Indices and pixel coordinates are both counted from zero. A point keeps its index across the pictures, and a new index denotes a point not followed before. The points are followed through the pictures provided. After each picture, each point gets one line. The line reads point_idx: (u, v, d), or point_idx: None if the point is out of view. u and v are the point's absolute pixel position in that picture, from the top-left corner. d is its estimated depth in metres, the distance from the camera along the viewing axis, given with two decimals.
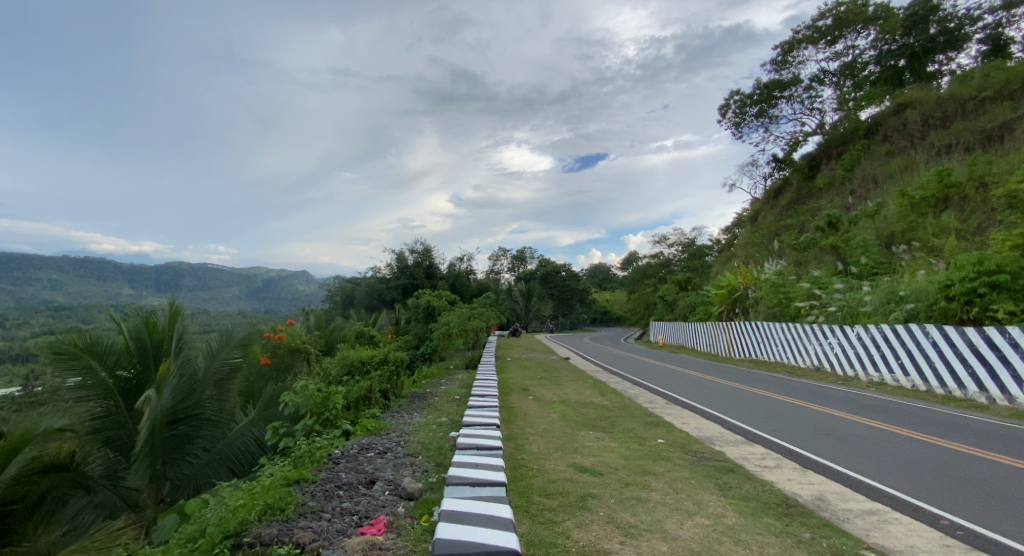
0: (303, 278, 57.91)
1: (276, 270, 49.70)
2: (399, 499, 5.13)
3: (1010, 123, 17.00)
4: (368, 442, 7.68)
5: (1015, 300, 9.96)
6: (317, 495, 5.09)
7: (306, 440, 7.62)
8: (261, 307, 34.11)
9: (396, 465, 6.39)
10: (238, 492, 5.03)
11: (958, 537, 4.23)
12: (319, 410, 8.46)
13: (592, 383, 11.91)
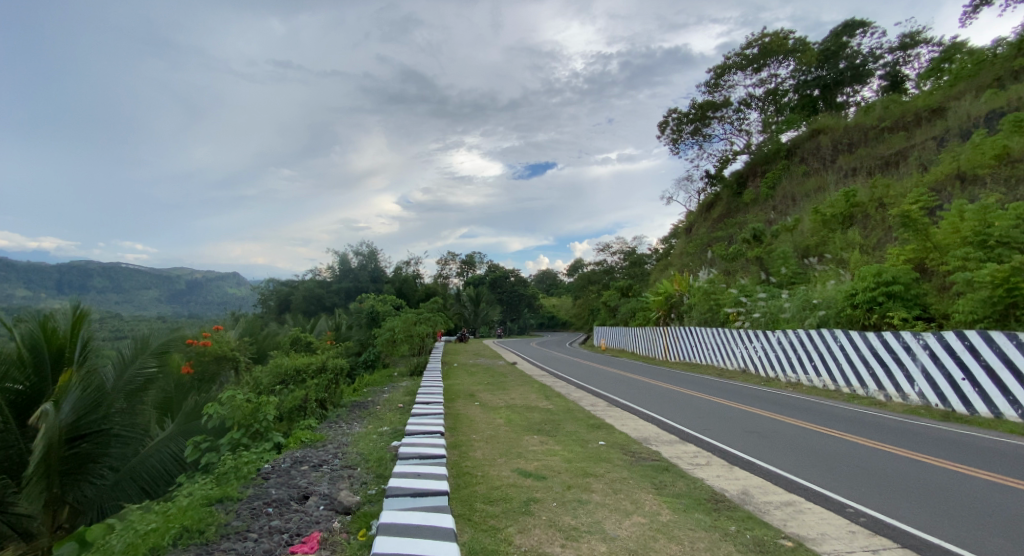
0: (234, 281, 54.26)
1: (203, 271, 46.20)
2: (335, 514, 4.92)
3: (903, 151, 19.23)
4: (302, 454, 7.31)
5: (907, 307, 11.25)
6: (243, 514, 4.78)
7: (232, 455, 7.11)
8: (186, 310, 31.62)
9: (332, 478, 6.14)
10: (151, 515, 4.60)
11: (862, 524, 4.72)
12: (247, 422, 7.91)
13: (537, 388, 12.06)
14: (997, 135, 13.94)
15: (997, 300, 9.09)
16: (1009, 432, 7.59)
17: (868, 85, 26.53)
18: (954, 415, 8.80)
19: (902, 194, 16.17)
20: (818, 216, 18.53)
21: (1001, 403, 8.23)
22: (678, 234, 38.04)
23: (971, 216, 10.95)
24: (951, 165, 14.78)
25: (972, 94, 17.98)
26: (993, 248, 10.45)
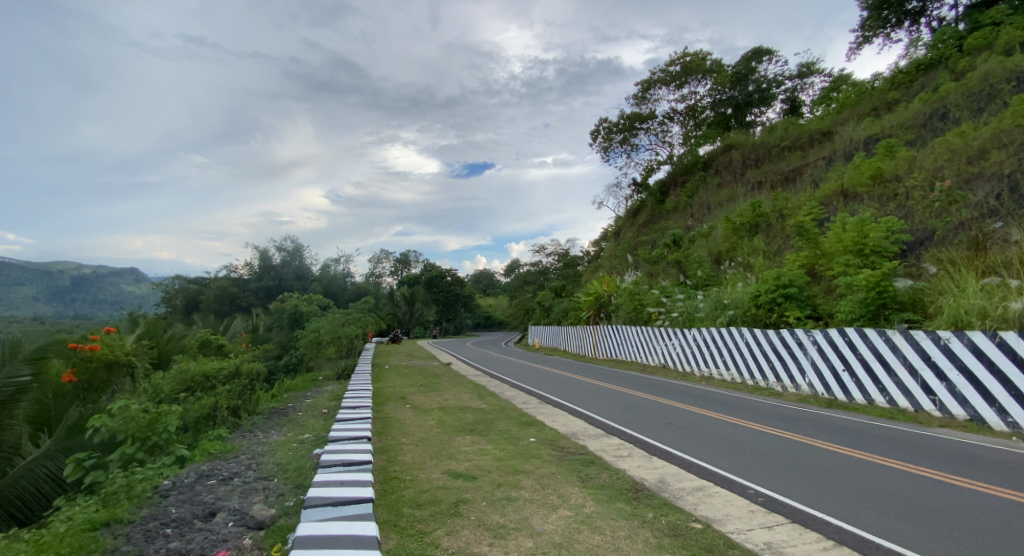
0: (133, 277, 48.85)
1: (94, 268, 41.06)
2: (246, 530, 4.57)
3: (799, 168, 21.54)
4: (209, 468, 6.69)
5: (800, 307, 12.48)
6: (135, 538, 4.29)
7: (123, 472, 6.33)
8: (75, 309, 27.90)
9: (244, 492, 5.69)
10: (16, 545, 3.99)
11: (760, 503, 5.23)
12: (143, 435, 7.07)
13: (470, 387, 12.04)
14: (874, 158, 16.11)
15: (870, 301, 10.44)
16: (878, 417, 8.79)
17: (772, 107, 29.42)
18: (836, 402, 10.05)
19: (799, 206, 18.13)
20: (730, 224, 20.27)
21: (873, 390, 9.52)
22: (607, 237, 39.79)
23: (853, 227, 12.48)
24: (837, 183, 16.87)
25: (854, 121, 20.60)
26: (869, 256, 11.98)
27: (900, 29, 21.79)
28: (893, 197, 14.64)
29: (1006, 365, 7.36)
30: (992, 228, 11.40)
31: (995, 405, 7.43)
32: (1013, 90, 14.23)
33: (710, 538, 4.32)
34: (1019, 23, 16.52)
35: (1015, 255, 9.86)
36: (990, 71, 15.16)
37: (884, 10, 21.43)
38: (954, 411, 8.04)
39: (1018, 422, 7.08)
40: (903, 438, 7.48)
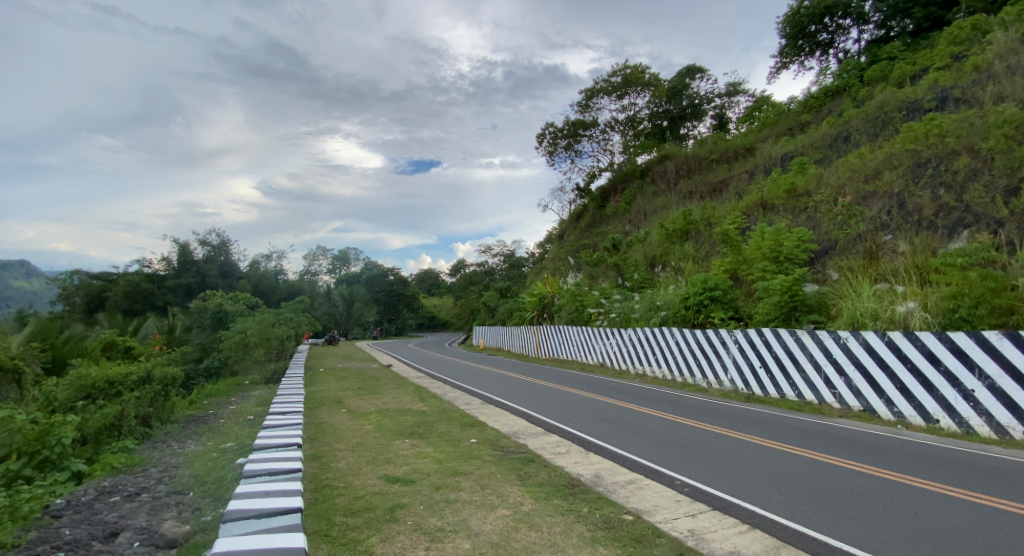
0: (24, 272, 43.47)
1: None
2: (155, 550, 4.11)
3: (726, 180, 22.91)
4: (113, 483, 5.98)
5: (724, 308, 13.18)
6: None
7: (5, 492, 5.51)
8: None
9: (154, 509, 5.13)
10: None
11: (686, 493, 5.40)
12: (31, 449, 6.20)
13: (410, 390, 11.65)
14: (789, 174, 17.48)
15: (783, 304, 11.18)
16: (789, 409, 9.43)
17: (703, 122, 31.13)
18: (754, 396, 10.68)
19: (724, 215, 19.25)
20: (664, 230, 21.18)
21: (785, 385, 10.16)
22: (552, 240, 40.43)
23: (769, 236, 13.37)
24: (757, 196, 18.02)
25: (773, 139, 22.22)
26: (783, 262, 12.87)
27: (813, 58, 23.76)
28: (803, 209, 15.89)
29: (894, 361, 8.12)
30: (883, 240, 12.64)
31: (885, 397, 8.19)
32: (902, 118, 15.89)
33: (639, 528, 4.41)
34: (908, 59, 18.42)
35: (902, 264, 10.92)
36: (884, 101, 16.86)
37: (799, 39, 23.40)
38: (851, 402, 8.77)
39: (902, 412, 7.86)
40: (814, 429, 7.98)
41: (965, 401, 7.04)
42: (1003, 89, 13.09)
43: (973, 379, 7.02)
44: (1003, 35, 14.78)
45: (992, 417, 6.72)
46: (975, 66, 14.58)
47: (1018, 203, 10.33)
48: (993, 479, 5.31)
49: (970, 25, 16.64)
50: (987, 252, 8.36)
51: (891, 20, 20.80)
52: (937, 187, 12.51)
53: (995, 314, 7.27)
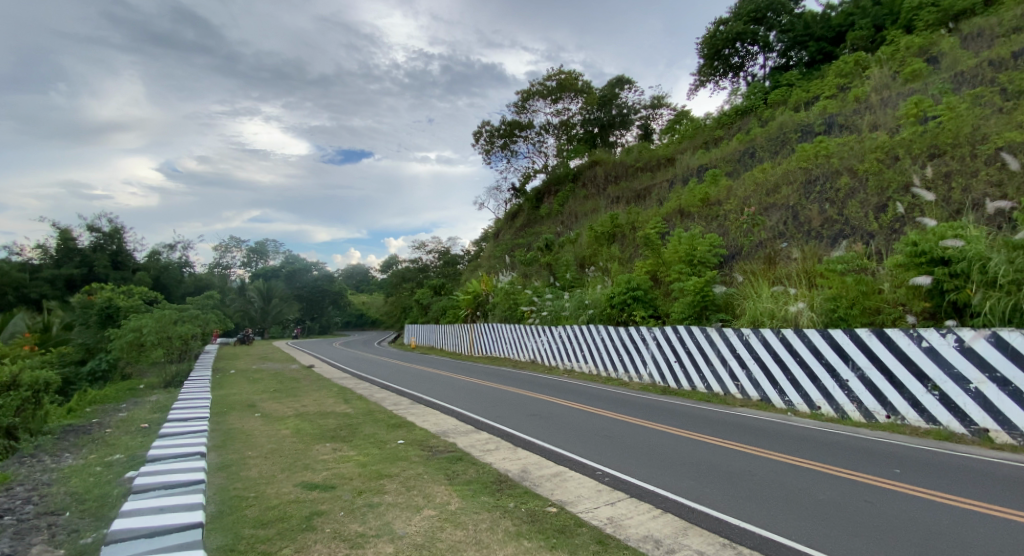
0: None
1: None
2: None
3: (649, 188, 23.94)
4: None
5: (645, 307, 13.66)
6: None
7: None
8: None
9: (18, 533, 4.38)
10: None
11: (606, 482, 5.46)
12: None
13: (333, 392, 11.04)
14: (704, 184, 18.52)
15: (695, 304, 11.72)
16: (697, 400, 9.88)
17: (630, 131, 32.22)
18: (668, 388, 11.14)
19: (647, 219, 20.05)
20: (593, 232, 21.71)
21: (694, 378, 10.65)
22: (488, 238, 40.31)
23: (685, 242, 14.03)
24: (676, 203, 18.94)
25: (691, 151, 23.52)
26: (697, 265, 13.53)
27: (726, 79, 25.38)
28: (715, 217, 16.86)
29: (785, 355, 8.72)
30: (780, 247, 13.60)
31: (778, 387, 8.78)
32: (797, 139, 17.34)
33: (563, 519, 4.38)
34: (803, 87, 20.10)
35: (794, 269, 11.82)
36: (784, 123, 18.32)
37: (715, 61, 25.00)
38: (750, 393, 9.32)
39: (791, 401, 8.49)
40: (722, 417, 8.42)
41: (841, 389, 7.73)
42: (877, 119, 14.58)
43: (848, 369, 7.69)
44: (879, 72, 16.47)
45: (861, 403, 7.43)
46: (856, 97, 16.09)
47: (886, 218, 11.60)
48: (871, 457, 5.81)
49: (853, 61, 18.38)
50: (861, 258, 9.15)
51: (791, 51, 22.62)
52: (823, 202, 13.67)
53: (866, 313, 8.16)
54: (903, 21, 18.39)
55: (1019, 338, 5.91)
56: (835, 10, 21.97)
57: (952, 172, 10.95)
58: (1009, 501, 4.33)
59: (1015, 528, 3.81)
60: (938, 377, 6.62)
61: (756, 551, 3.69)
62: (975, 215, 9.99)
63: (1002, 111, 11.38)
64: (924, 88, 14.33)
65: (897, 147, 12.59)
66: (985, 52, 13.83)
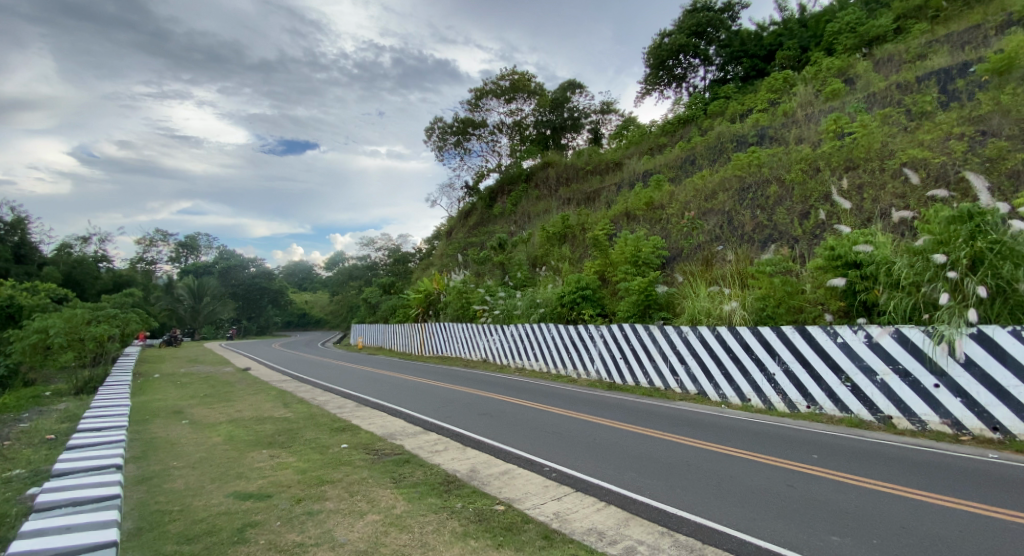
0: None
1: None
2: None
3: (598, 191, 24.47)
4: None
5: (593, 306, 13.93)
6: None
7: None
8: None
9: None
10: None
11: (553, 478, 5.50)
12: None
13: (272, 395, 10.51)
14: (648, 189, 19.13)
15: (639, 303, 12.08)
16: (640, 395, 10.19)
17: (580, 135, 32.68)
18: (614, 384, 11.40)
19: (596, 221, 20.48)
20: (544, 233, 21.89)
21: (638, 373, 10.96)
22: (440, 236, 39.81)
23: (631, 243, 14.40)
24: (623, 207, 19.46)
25: (637, 156, 24.24)
26: (641, 266, 13.95)
27: (670, 89, 26.28)
28: (658, 221, 17.46)
29: (719, 351, 9.13)
30: (716, 250, 14.26)
31: (713, 382, 9.19)
32: (733, 149, 18.23)
33: (509, 517, 4.37)
34: (739, 100, 21.16)
35: (728, 270, 12.41)
36: (721, 133, 19.24)
37: (660, 71, 25.89)
38: (688, 387, 9.70)
39: (725, 394, 8.91)
40: (662, 410, 8.72)
41: (769, 383, 8.18)
42: (802, 133, 15.63)
43: (774, 363, 8.15)
44: (804, 89, 17.58)
45: (786, 394, 7.91)
46: (784, 112, 17.12)
47: (809, 225, 12.46)
48: (797, 445, 6.17)
49: (782, 78, 19.49)
50: (787, 261, 9.72)
51: (728, 65, 23.71)
52: (755, 209, 14.45)
53: (790, 312, 8.67)
54: (825, 44, 19.77)
55: (917, 334, 6.50)
56: (767, 30, 23.23)
57: (864, 184, 11.85)
58: (913, 481, 4.72)
59: (916, 505, 4.17)
60: (850, 369, 7.15)
61: (691, 537, 3.83)
62: (883, 223, 10.89)
63: (907, 130, 12.43)
64: (843, 106, 15.48)
65: (818, 160, 13.54)
66: (893, 76, 15.02)
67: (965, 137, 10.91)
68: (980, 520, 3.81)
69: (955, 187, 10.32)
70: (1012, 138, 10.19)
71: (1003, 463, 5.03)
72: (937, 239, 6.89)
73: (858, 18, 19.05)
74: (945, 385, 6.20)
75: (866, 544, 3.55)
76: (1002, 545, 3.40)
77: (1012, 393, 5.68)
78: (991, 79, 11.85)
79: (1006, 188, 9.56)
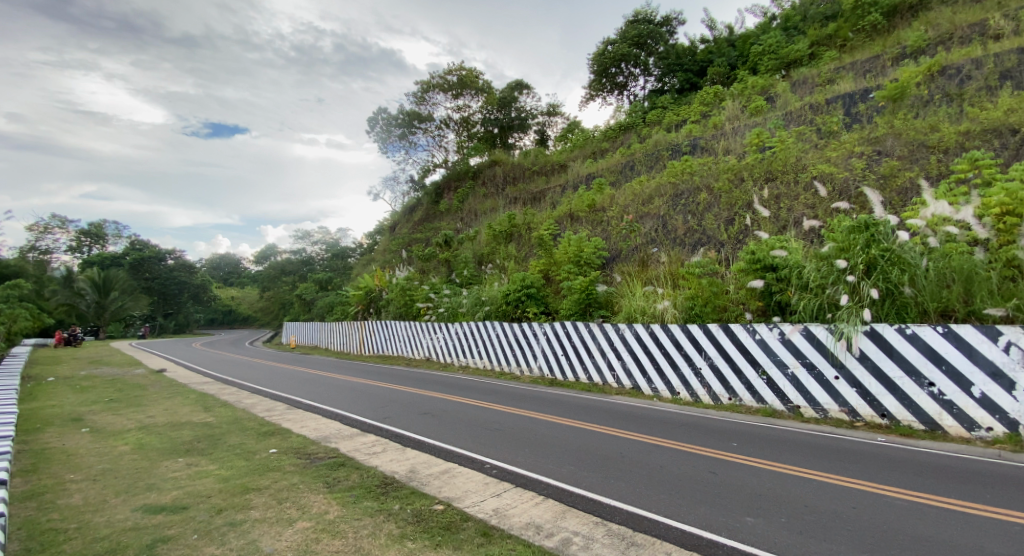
0: None
1: None
2: None
3: (544, 191, 24.80)
4: None
5: (538, 304, 14.10)
6: None
7: None
8: None
9: None
10: None
11: (493, 475, 5.52)
12: None
13: (192, 399, 9.80)
14: (591, 192, 19.62)
15: (581, 301, 12.40)
16: (580, 390, 10.45)
17: (527, 135, 32.95)
18: (556, 380, 11.61)
19: (542, 221, 20.75)
20: (491, 231, 21.87)
21: (579, 369, 11.23)
22: (382, 231, 38.79)
23: (574, 243, 14.73)
24: (566, 208, 19.83)
25: (580, 159, 24.80)
26: (583, 266, 14.29)
27: (612, 96, 27.12)
28: (599, 222, 17.96)
29: (651, 347, 9.53)
30: (651, 252, 14.88)
31: (646, 376, 9.60)
32: (668, 156, 19.08)
33: (448, 516, 4.35)
34: (675, 110, 22.18)
35: (662, 271, 13.00)
36: (658, 141, 20.09)
37: (603, 78, 26.68)
38: (624, 381, 10.07)
39: (657, 388, 9.33)
40: (597, 405, 9.02)
41: (696, 377, 8.65)
42: (729, 145, 16.66)
43: (700, 358, 8.63)
44: (732, 104, 18.70)
45: (711, 387, 8.40)
46: (715, 124, 18.16)
47: (734, 231, 13.33)
48: (721, 434, 6.57)
49: (712, 93, 20.65)
50: (714, 263, 10.30)
51: (665, 77, 24.78)
52: (687, 213, 15.19)
53: (715, 310, 9.26)
54: (751, 63, 21.14)
55: (822, 331, 7.13)
56: (700, 46, 24.54)
57: (781, 195, 12.83)
58: (820, 464, 5.17)
59: (821, 485, 4.58)
60: (766, 363, 7.71)
61: (624, 526, 3.99)
62: (796, 230, 11.84)
63: (817, 146, 13.58)
64: (765, 121, 16.66)
65: (742, 171, 14.47)
66: (807, 96, 16.35)
67: (864, 156, 12.06)
68: (872, 498, 4.25)
69: (855, 201, 11.43)
70: (902, 159, 11.37)
71: (891, 446, 5.63)
72: (839, 246, 7.58)
73: (778, 42, 20.56)
74: (843, 377, 6.85)
75: (776, 523, 3.87)
76: (891, 520, 3.80)
77: (898, 384, 6.37)
78: (887, 105, 13.18)
79: (896, 203, 10.68)
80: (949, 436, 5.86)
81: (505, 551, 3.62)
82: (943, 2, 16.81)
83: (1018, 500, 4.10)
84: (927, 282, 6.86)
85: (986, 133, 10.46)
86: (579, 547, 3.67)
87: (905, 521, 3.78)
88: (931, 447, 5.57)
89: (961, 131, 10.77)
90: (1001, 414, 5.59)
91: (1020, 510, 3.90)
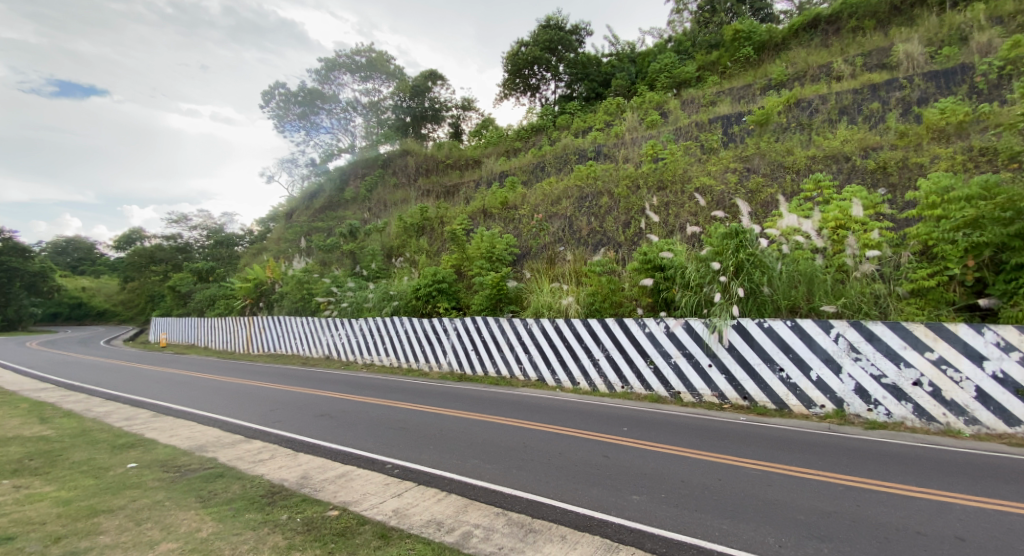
0: None
1: None
2: None
3: (457, 186, 24.58)
4: None
5: (448, 300, 14.01)
6: None
7: None
8: None
9: None
10: None
11: (394, 474, 5.37)
12: None
13: (26, 410, 8.30)
14: (504, 189, 19.83)
15: (491, 297, 12.54)
16: (488, 384, 10.55)
17: (441, 127, 32.18)
18: (465, 375, 11.57)
19: (455, 216, 20.51)
20: (401, 223, 21.25)
21: (486, 363, 11.31)
22: (277, 218, 35.91)
23: (486, 240, 14.79)
24: (480, 204, 19.85)
25: (494, 157, 24.94)
26: (495, 262, 14.39)
27: (525, 97, 27.60)
28: (511, 220, 18.21)
29: (555, 341, 9.89)
30: (558, 251, 15.44)
31: (549, 368, 9.97)
32: (575, 160, 19.87)
33: (342, 522, 4.15)
34: (581, 117, 23.13)
35: (567, 269, 13.52)
36: (566, 145, 20.85)
37: (516, 78, 27.11)
38: (529, 374, 10.34)
39: (559, 379, 9.72)
40: (502, 398, 9.16)
41: (594, 367, 9.15)
42: (628, 153, 17.82)
43: (598, 350, 9.14)
44: (632, 116, 19.96)
45: (607, 377, 8.93)
46: (616, 134, 19.30)
47: (630, 233, 14.27)
48: (613, 420, 6.99)
49: (615, 104, 21.91)
50: (612, 262, 10.95)
51: (574, 84, 25.75)
52: (589, 216, 15.97)
53: (613, 306, 9.92)
54: (649, 79, 22.71)
55: (699, 324, 7.89)
56: (605, 57, 25.83)
57: (669, 203, 13.98)
58: (696, 443, 5.72)
59: (696, 462, 5.08)
60: (653, 353, 8.36)
61: (523, 514, 4.10)
62: (681, 235, 12.96)
63: (701, 161, 15.00)
64: (658, 134, 18.01)
65: (638, 179, 15.48)
66: (694, 115, 17.96)
67: (737, 171, 13.56)
68: (737, 470, 4.81)
69: (730, 211, 12.84)
70: (766, 176, 12.93)
71: (753, 425, 6.40)
72: (715, 249, 8.40)
73: (672, 62, 22.27)
74: (715, 365, 7.64)
75: (657, 498, 4.22)
76: (751, 488, 4.33)
77: (757, 370, 7.25)
78: (755, 129, 14.89)
79: (761, 214, 12.14)
80: (793, 412, 6.80)
81: (402, 551, 3.54)
82: (801, 43, 19.31)
83: (844, 465, 4.88)
84: (780, 283, 7.91)
85: (828, 158, 12.23)
86: (479, 539, 3.71)
87: (760, 488, 4.32)
88: (781, 423, 6.44)
89: (809, 155, 12.49)
90: (831, 393, 6.62)
91: (845, 472, 4.66)
